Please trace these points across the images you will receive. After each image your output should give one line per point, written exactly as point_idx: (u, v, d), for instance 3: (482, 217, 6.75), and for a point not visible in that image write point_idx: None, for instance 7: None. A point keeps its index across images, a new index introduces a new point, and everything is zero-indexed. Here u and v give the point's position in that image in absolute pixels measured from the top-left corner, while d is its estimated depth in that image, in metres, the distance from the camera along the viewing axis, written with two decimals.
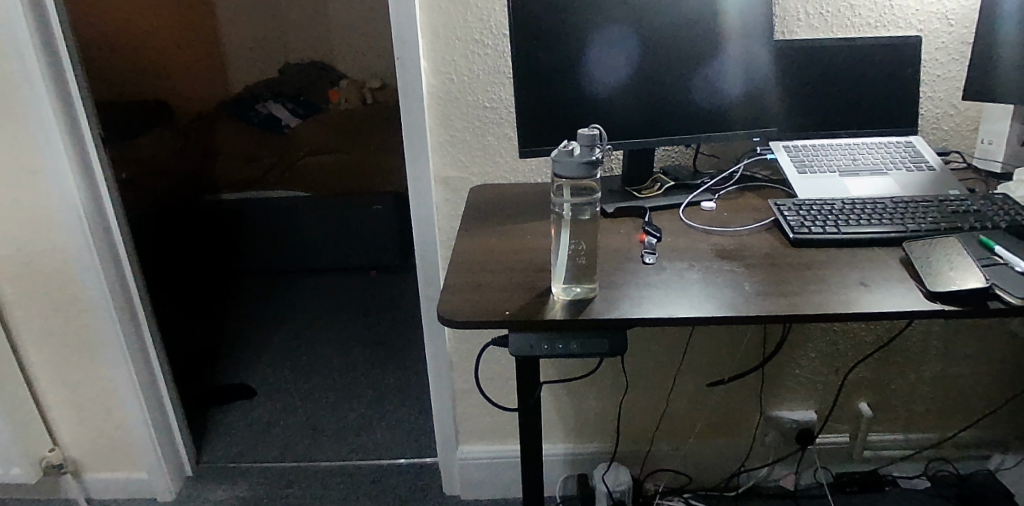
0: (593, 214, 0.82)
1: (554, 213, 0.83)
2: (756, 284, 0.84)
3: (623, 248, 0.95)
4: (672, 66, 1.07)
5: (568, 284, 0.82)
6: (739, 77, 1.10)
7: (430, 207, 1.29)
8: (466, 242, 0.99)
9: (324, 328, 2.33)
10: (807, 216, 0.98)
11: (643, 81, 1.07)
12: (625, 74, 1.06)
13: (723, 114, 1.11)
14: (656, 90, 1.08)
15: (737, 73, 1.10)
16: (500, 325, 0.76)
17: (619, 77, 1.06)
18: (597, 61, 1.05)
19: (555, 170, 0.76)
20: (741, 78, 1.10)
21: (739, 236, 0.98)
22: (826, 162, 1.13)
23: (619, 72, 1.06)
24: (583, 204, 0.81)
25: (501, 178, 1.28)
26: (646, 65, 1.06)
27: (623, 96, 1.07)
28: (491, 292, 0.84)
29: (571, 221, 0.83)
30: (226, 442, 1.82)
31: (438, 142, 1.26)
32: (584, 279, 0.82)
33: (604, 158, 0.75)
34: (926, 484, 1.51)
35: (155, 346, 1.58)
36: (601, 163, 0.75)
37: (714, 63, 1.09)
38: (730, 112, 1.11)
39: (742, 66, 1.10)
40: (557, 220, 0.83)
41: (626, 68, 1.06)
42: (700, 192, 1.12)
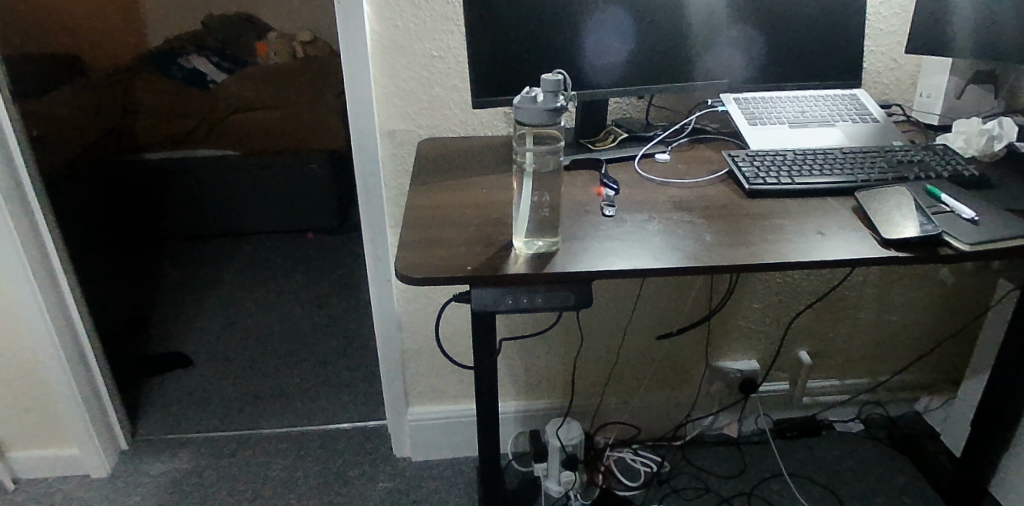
0: (558, 162, 0.79)
1: (516, 162, 0.78)
2: (716, 235, 0.83)
3: (581, 201, 0.93)
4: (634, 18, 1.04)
5: (530, 238, 0.79)
6: (730, 54, 1.11)
7: (377, 163, 1.24)
8: (418, 196, 0.95)
9: (263, 292, 2.24)
10: (761, 166, 0.99)
11: (631, 52, 1.06)
12: (627, 51, 1.06)
13: (692, 72, 1.10)
14: (635, 55, 1.06)
15: (727, 49, 1.11)
16: (462, 280, 0.73)
17: (623, 56, 1.06)
18: (601, 43, 1.04)
19: (518, 117, 0.72)
20: (731, 55, 1.12)
21: (696, 187, 0.98)
22: (776, 114, 1.14)
23: (622, 50, 1.05)
24: (546, 153, 0.78)
25: (450, 131, 1.24)
26: (641, 37, 1.05)
27: (599, 54, 1.05)
28: (450, 246, 0.81)
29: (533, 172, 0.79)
30: (163, 414, 1.73)
31: (382, 93, 1.19)
32: (546, 233, 0.80)
33: (569, 105, 0.72)
34: (861, 426, 1.59)
35: (81, 317, 1.48)
36: (565, 110, 0.73)
37: (704, 37, 1.09)
38: (703, 75, 1.11)
39: (731, 42, 1.11)
40: (520, 170, 0.78)
41: (626, 44, 1.05)
42: (653, 145, 1.11)
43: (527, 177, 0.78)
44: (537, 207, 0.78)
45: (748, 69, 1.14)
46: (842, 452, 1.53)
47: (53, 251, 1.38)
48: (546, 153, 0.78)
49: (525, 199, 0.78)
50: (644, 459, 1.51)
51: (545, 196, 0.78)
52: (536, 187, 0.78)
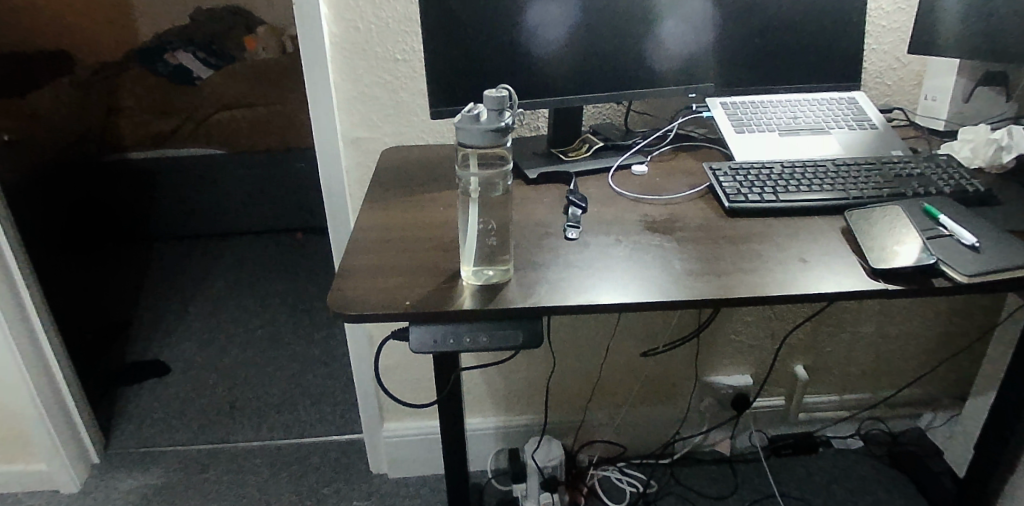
0: (507, 188, 0.73)
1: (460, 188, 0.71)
2: (687, 263, 0.76)
3: (543, 222, 0.85)
4: (605, 15, 0.96)
5: (479, 267, 0.72)
6: (682, 31, 1.00)
7: (340, 172, 1.17)
8: (367, 215, 0.87)
9: (247, 295, 2.18)
10: (744, 181, 0.91)
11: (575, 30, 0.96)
12: (570, 28, 0.95)
13: (665, 71, 1.02)
14: (585, 38, 0.96)
15: (680, 26, 1.00)
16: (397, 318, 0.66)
17: (567, 34, 0.95)
18: (543, 15, 0.93)
19: (458, 137, 0.65)
20: (682, 32, 1.00)
21: (672, 204, 0.89)
22: (765, 121, 1.06)
23: (564, 25, 0.95)
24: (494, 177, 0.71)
25: (417, 138, 1.16)
26: (586, 13, 0.95)
27: (569, 56, 0.97)
28: (392, 276, 0.74)
29: (480, 196, 0.73)
30: (137, 425, 1.67)
31: (344, 98, 1.12)
32: (496, 261, 0.72)
33: (515, 123, 0.65)
34: (860, 443, 1.51)
35: (45, 330, 1.42)
36: (511, 130, 0.65)
37: (654, 14, 0.98)
38: (671, 70, 1.02)
39: (682, 17, 1.00)
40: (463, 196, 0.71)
41: (569, 18, 0.95)
42: (631, 154, 1.03)
43: (473, 201, 0.70)
44: (485, 235, 0.71)
45: (703, 49, 1.03)
46: (840, 472, 1.45)
47: (12, 261, 1.33)
48: (493, 178, 0.71)
49: (471, 227, 0.71)
50: (630, 479, 1.44)
51: (493, 224, 0.72)
52: (484, 214, 0.71)
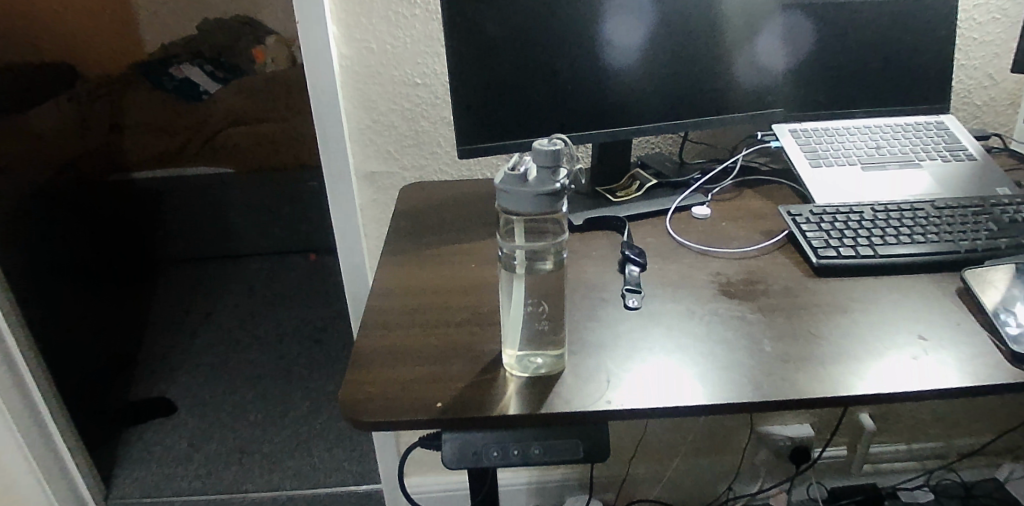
0: (558, 260, 0.56)
1: (501, 260, 0.55)
2: (781, 343, 0.62)
3: (597, 284, 0.71)
4: (680, 37, 0.83)
5: (525, 353, 0.59)
6: (767, 40, 0.87)
7: (354, 210, 1.03)
8: (386, 277, 0.74)
9: (258, 323, 2.06)
10: (831, 230, 0.77)
11: (657, 22, 0.81)
12: (650, 22, 0.81)
13: (734, 88, 0.88)
14: (648, 48, 0.82)
15: (768, 34, 0.87)
16: (426, 427, 0.53)
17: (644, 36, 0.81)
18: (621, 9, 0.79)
19: (502, 203, 0.51)
20: (770, 43, 0.88)
21: (746, 259, 0.76)
22: (844, 151, 0.92)
23: (646, 10, 0.80)
24: (540, 250, 0.54)
25: (441, 171, 1.03)
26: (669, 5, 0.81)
27: (634, 76, 0.83)
28: (419, 362, 0.60)
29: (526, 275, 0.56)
30: (139, 470, 1.54)
31: (357, 129, 0.99)
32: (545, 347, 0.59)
33: (571, 184, 0.51)
34: (929, 496, 1.35)
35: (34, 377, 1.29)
36: (567, 192, 0.51)
37: (743, 11, 0.84)
38: (740, 86, 0.88)
39: (772, 28, 0.87)
40: (505, 274, 0.56)
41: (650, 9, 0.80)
42: (690, 194, 0.89)
43: (519, 279, 0.55)
44: (533, 319, 0.56)
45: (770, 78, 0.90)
46: None
47: None
48: (540, 248, 0.55)
49: (511, 311, 0.56)
50: None
51: (538, 303, 0.56)
52: (531, 292, 0.56)
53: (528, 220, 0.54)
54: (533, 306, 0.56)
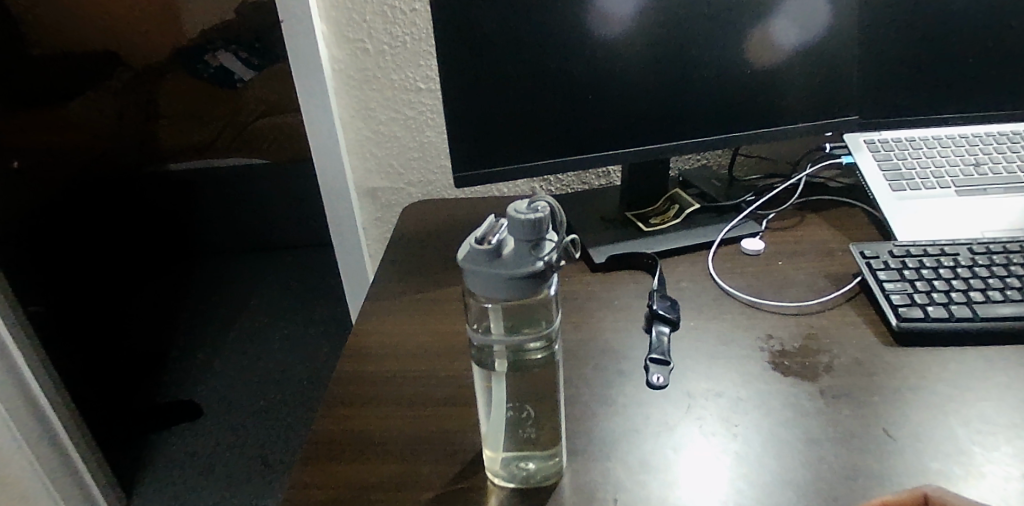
0: (550, 352, 0.43)
1: (474, 349, 0.43)
2: (853, 451, 0.47)
3: (617, 347, 0.58)
4: (709, 31, 0.69)
5: (513, 457, 0.46)
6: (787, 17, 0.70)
7: (356, 231, 0.92)
8: (365, 334, 0.62)
9: (287, 320, 1.97)
10: (916, 280, 0.62)
11: (692, 20, 0.68)
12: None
13: (796, 88, 0.74)
14: (674, 52, 0.69)
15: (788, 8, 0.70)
16: None
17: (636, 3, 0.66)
18: None
19: (469, 284, 0.39)
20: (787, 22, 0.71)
21: (805, 315, 0.62)
22: (932, 169, 0.76)
23: None
24: (523, 341, 0.42)
25: (450, 188, 0.91)
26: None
27: (664, 83, 0.70)
28: (386, 458, 0.49)
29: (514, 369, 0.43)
30: (162, 479, 1.46)
31: (354, 142, 0.87)
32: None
33: (557, 261, 0.39)
34: None
35: (53, 397, 1.18)
36: (553, 270, 0.39)
37: None
38: (804, 85, 0.74)
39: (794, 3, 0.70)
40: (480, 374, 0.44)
41: None
42: (740, 221, 0.75)
43: (499, 378, 0.43)
44: (515, 427, 0.45)
45: (767, 59, 0.72)
46: None
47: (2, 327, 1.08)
48: (525, 341, 0.42)
49: (484, 419, 0.45)
50: None
51: (523, 406, 0.45)
52: (514, 393, 0.44)
53: (508, 304, 0.42)
54: (520, 410, 0.45)
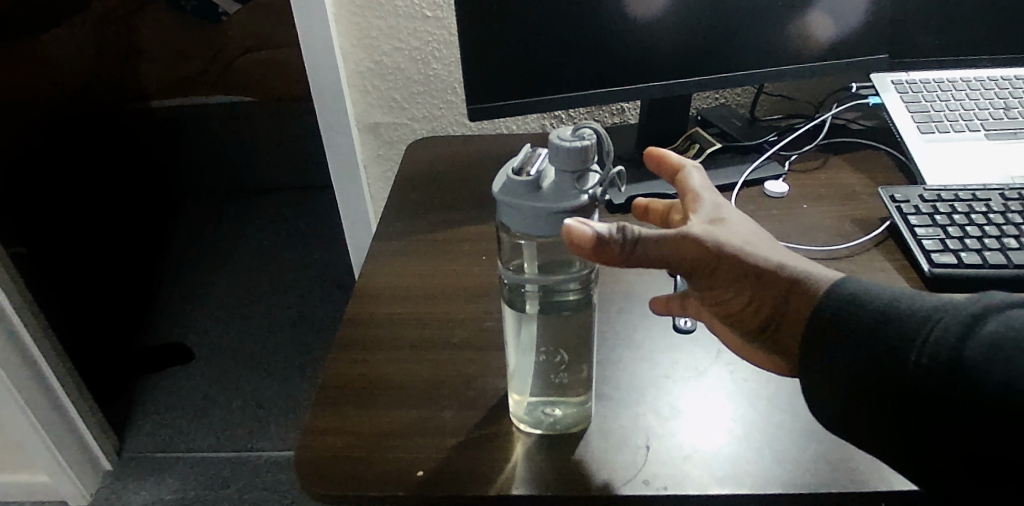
0: (586, 294, 0.41)
1: (506, 287, 0.41)
2: None
3: (641, 290, 0.56)
4: None
5: (539, 402, 0.44)
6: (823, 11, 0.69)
7: (357, 169, 0.88)
8: (376, 274, 0.60)
9: (277, 264, 1.92)
10: (948, 225, 0.60)
11: None
12: None
13: (829, 21, 0.70)
14: None
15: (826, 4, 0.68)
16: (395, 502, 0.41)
17: None
18: None
19: (505, 219, 0.37)
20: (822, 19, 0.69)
21: (833, 260, 0.59)
22: (960, 111, 0.73)
23: None
24: (557, 283, 0.39)
25: (456, 124, 0.86)
26: None
27: (691, 11, 0.65)
28: (406, 401, 0.47)
29: (548, 311, 0.41)
30: (155, 420, 1.45)
31: (355, 73, 0.82)
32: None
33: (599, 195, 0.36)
34: None
35: (39, 339, 1.14)
36: (594, 205, 0.37)
37: None
38: (838, 19, 0.70)
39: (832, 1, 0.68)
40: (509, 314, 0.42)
41: None
42: (762, 162, 0.72)
43: (530, 318, 0.41)
44: (547, 371, 0.43)
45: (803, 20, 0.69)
46: None
47: None
48: (560, 282, 0.39)
49: (513, 362, 0.43)
50: None
51: (555, 351, 0.43)
52: (545, 339, 0.42)
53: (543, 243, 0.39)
54: (553, 356, 0.43)
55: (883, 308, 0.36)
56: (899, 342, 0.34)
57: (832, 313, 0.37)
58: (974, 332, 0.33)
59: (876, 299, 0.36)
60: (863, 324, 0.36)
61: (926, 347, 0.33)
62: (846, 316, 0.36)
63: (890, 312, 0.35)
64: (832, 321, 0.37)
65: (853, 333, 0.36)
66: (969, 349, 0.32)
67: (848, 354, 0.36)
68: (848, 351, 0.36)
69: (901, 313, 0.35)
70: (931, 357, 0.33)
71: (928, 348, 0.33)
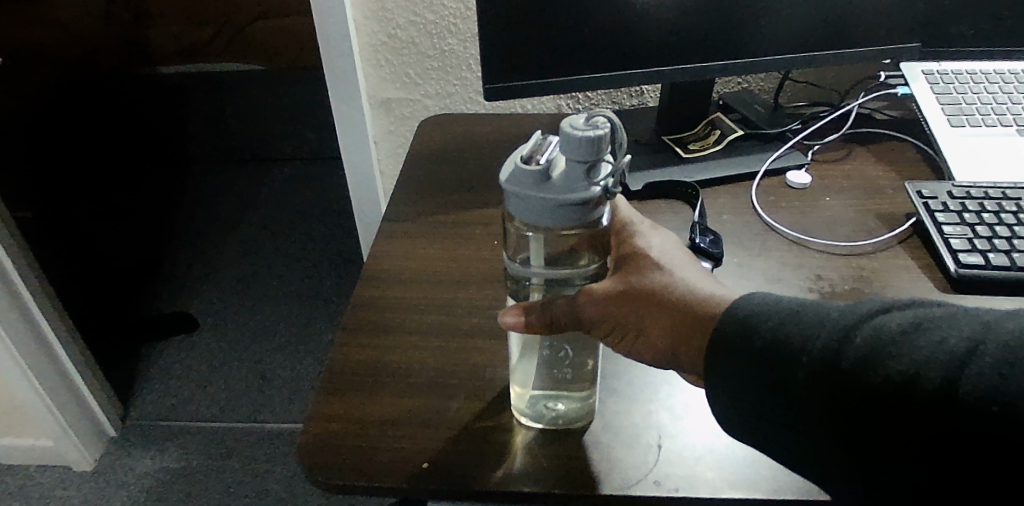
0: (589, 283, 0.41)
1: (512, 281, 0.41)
2: None
3: None
4: None
5: (540, 397, 0.43)
6: None
7: (367, 145, 0.86)
8: (386, 257, 0.58)
9: (285, 236, 1.90)
10: (976, 225, 0.58)
11: None
12: None
13: (860, 7, 0.67)
14: None
15: None
16: (397, 492, 0.40)
17: None
18: None
19: (513, 210, 0.35)
20: None
21: (854, 256, 0.58)
22: (993, 104, 0.71)
23: None
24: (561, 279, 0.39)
25: (469, 102, 0.84)
26: None
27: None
28: (412, 389, 0.46)
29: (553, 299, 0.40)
30: (160, 389, 1.45)
31: (368, 46, 0.80)
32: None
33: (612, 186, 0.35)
34: None
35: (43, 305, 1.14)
36: (606, 197, 0.35)
37: None
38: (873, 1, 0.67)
39: None
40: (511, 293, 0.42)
41: None
42: (784, 152, 0.70)
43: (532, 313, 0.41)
44: (550, 365, 0.41)
45: None
46: None
47: None
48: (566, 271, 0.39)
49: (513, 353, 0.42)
50: None
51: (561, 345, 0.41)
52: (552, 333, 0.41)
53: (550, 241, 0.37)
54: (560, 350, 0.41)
55: (774, 327, 0.35)
56: (784, 357, 0.34)
57: (728, 340, 0.36)
58: (849, 340, 0.33)
59: (756, 313, 0.36)
60: (753, 346, 0.35)
61: (807, 362, 0.33)
62: (738, 335, 0.36)
63: (779, 328, 0.35)
64: (725, 348, 0.36)
65: (746, 356, 0.35)
66: (849, 350, 0.32)
67: (739, 378, 0.35)
68: (740, 374, 0.35)
69: (785, 323, 0.35)
70: (820, 365, 0.33)
71: (811, 360, 0.33)
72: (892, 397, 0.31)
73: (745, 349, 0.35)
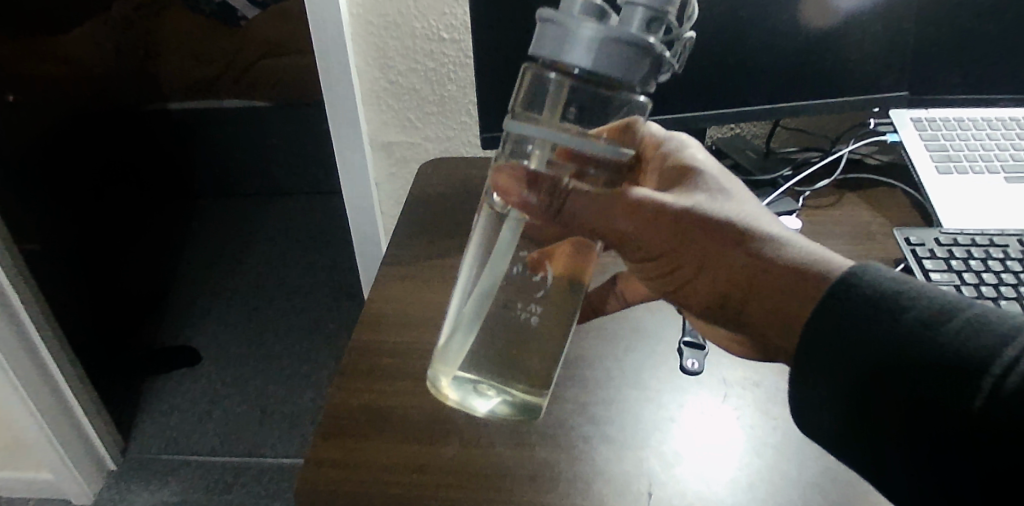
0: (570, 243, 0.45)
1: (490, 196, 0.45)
2: None
3: (650, 325, 0.56)
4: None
5: (472, 382, 0.44)
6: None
7: (369, 187, 0.88)
8: (383, 300, 0.59)
9: (288, 269, 1.92)
10: (963, 272, 0.59)
11: None
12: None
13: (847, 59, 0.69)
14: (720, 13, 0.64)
15: None
16: None
17: None
18: None
19: (552, 39, 0.37)
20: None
21: None
22: (981, 151, 0.72)
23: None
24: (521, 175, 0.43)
25: (469, 146, 0.86)
26: None
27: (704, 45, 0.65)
28: (408, 434, 0.47)
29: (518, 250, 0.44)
30: (160, 422, 1.45)
31: (371, 92, 0.82)
32: (568, 423, 0.47)
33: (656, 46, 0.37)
34: None
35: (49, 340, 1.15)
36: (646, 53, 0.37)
37: None
38: (862, 52, 0.70)
39: None
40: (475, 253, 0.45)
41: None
42: (775, 198, 0.71)
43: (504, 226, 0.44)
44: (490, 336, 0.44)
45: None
46: None
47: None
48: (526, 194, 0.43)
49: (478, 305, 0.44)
50: None
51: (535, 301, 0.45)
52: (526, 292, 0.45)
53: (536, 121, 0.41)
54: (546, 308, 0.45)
55: (924, 311, 0.37)
56: (966, 367, 0.35)
57: (857, 294, 0.38)
58: None
59: (885, 292, 0.38)
60: (905, 325, 0.37)
61: (996, 378, 0.34)
62: (885, 303, 0.38)
63: (966, 337, 0.36)
64: (856, 301, 0.38)
65: (874, 315, 0.38)
66: None
67: (883, 353, 0.37)
68: (884, 347, 0.37)
69: (971, 333, 0.36)
70: (1004, 391, 0.34)
71: (999, 382, 0.34)
72: (975, 414, 0.34)
73: (899, 323, 0.37)
